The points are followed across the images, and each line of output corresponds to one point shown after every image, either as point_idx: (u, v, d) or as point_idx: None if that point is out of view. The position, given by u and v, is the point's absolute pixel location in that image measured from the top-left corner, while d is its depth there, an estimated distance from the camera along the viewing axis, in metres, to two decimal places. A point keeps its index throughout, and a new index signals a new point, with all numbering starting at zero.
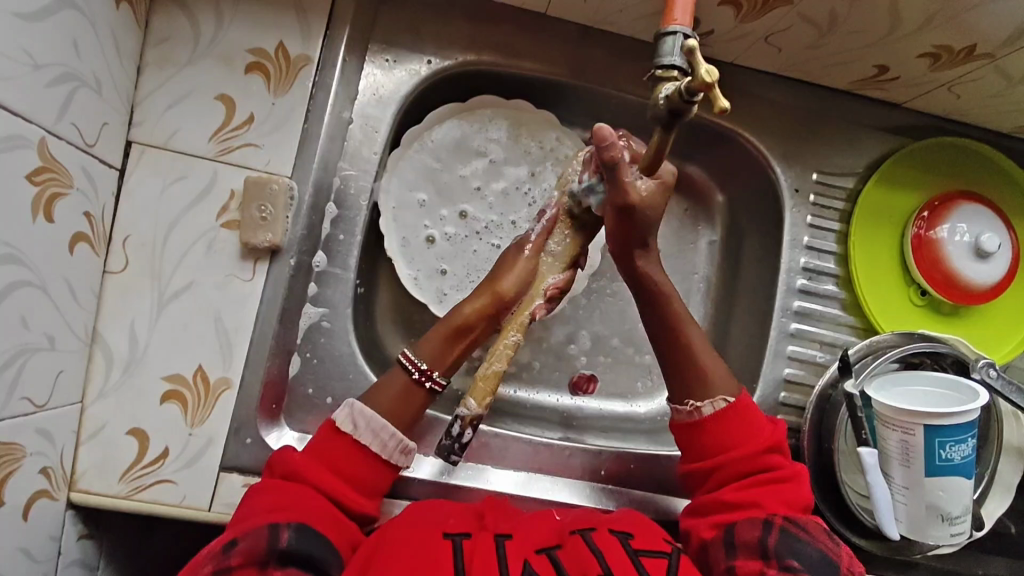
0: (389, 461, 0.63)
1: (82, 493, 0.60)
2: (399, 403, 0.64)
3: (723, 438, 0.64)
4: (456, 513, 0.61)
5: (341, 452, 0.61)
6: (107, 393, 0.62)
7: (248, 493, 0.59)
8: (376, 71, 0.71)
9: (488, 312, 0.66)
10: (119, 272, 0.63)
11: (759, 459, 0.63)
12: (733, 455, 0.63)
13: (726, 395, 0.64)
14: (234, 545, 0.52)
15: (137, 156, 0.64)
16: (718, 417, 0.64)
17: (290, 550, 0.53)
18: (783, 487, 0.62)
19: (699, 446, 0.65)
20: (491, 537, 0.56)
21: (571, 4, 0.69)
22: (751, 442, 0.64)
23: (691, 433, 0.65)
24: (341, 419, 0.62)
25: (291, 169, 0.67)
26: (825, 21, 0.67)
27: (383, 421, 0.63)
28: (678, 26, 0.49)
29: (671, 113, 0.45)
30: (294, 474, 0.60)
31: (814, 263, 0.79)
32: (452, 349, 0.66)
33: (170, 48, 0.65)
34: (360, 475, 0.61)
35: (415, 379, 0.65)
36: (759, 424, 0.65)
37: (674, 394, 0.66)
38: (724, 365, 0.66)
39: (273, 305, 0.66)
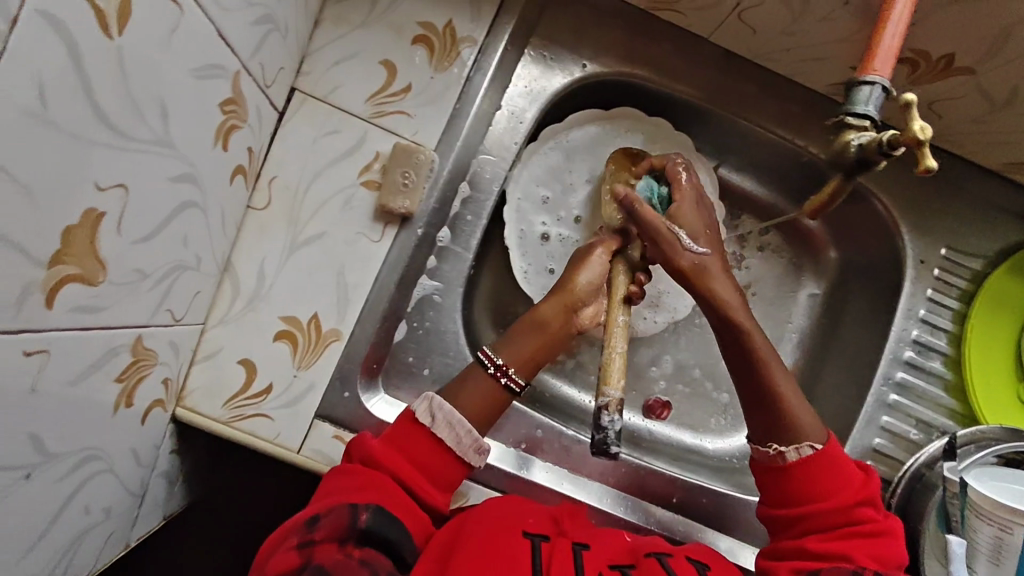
0: (462, 458, 0.62)
1: (187, 410, 0.63)
2: (476, 397, 0.64)
3: (807, 483, 0.61)
4: (533, 513, 0.62)
5: (418, 444, 0.61)
6: (228, 320, 0.64)
7: (331, 473, 0.60)
8: (531, 65, 0.73)
9: (569, 309, 0.68)
10: (260, 210, 0.65)
11: (848, 510, 0.59)
12: (822, 504, 0.60)
13: (813, 442, 0.61)
14: (318, 519, 0.54)
15: (297, 104, 0.66)
16: (804, 464, 0.61)
17: (368, 532, 0.54)
18: (873, 541, 0.58)
19: (777, 488, 0.62)
20: (570, 546, 0.57)
21: (739, 35, 0.69)
22: (841, 492, 0.60)
23: (775, 478, 0.62)
24: (420, 410, 0.62)
25: (435, 143, 0.68)
26: (1004, 95, 0.64)
27: (460, 416, 0.62)
28: (877, 76, 0.48)
29: (860, 161, 0.47)
30: (373, 461, 0.60)
31: (925, 337, 0.77)
32: (531, 351, 0.67)
33: (347, 8, 0.67)
34: (434, 466, 0.61)
35: (490, 374, 0.65)
36: (850, 474, 0.61)
37: (754, 434, 0.64)
38: (810, 413, 0.63)
39: (395, 269, 0.68)
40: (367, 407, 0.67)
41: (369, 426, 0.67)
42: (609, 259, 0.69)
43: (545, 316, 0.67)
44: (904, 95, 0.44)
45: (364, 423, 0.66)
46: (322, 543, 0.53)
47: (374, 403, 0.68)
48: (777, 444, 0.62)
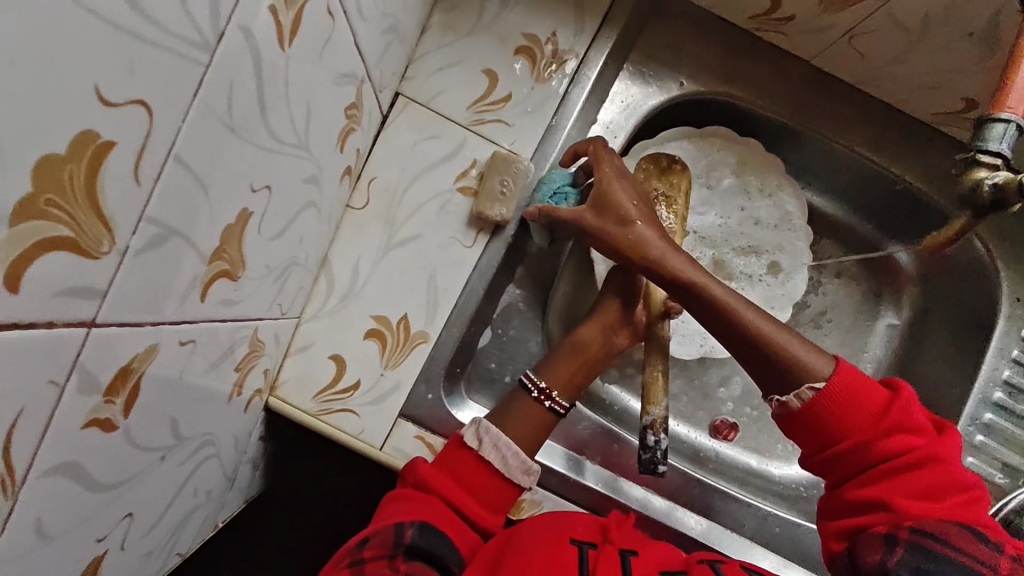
0: (510, 478, 0.63)
1: (279, 400, 0.65)
2: (520, 420, 0.65)
3: (824, 429, 0.55)
4: (582, 521, 0.62)
5: (465, 465, 0.62)
6: (322, 314, 0.66)
7: (385, 499, 0.62)
8: (628, 81, 0.73)
9: (605, 330, 0.70)
10: (359, 210, 0.67)
11: (876, 450, 0.53)
12: (847, 451, 0.54)
13: (813, 383, 0.55)
14: (367, 540, 0.56)
15: (400, 107, 0.68)
16: (813, 407, 0.54)
17: (413, 546, 0.56)
18: (914, 480, 0.52)
19: (799, 436, 0.57)
20: (617, 553, 0.57)
21: (845, 60, 0.68)
22: (864, 431, 0.54)
23: (795, 430, 0.57)
24: (467, 434, 0.64)
25: (531, 153, 0.69)
26: None
27: (507, 439, 0.63)
28: (1011, 114, 0.47)
29: (994, 200, 0.47)
30: (422, 483, 0.62)
31: (1018, 379, 0.74)
32: (572, 375, 0.68)
33: (455, 16, 0.69)
34: (483, 487, 0.62)
35: (535, 398, 0.66)
36: (867, 404, 0.54)
37: (764, 387, 0.58)
38: (805, 345, 0.56)
39: (484, 276, 0.69)
40: (453, 411, 0.69)
41: (451, 428, 0.68)
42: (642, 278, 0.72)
43: (581, 343, 0.69)
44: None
45: (445, 424, 0.68)
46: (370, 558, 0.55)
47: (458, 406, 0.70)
48: (781, 394, 0.56)
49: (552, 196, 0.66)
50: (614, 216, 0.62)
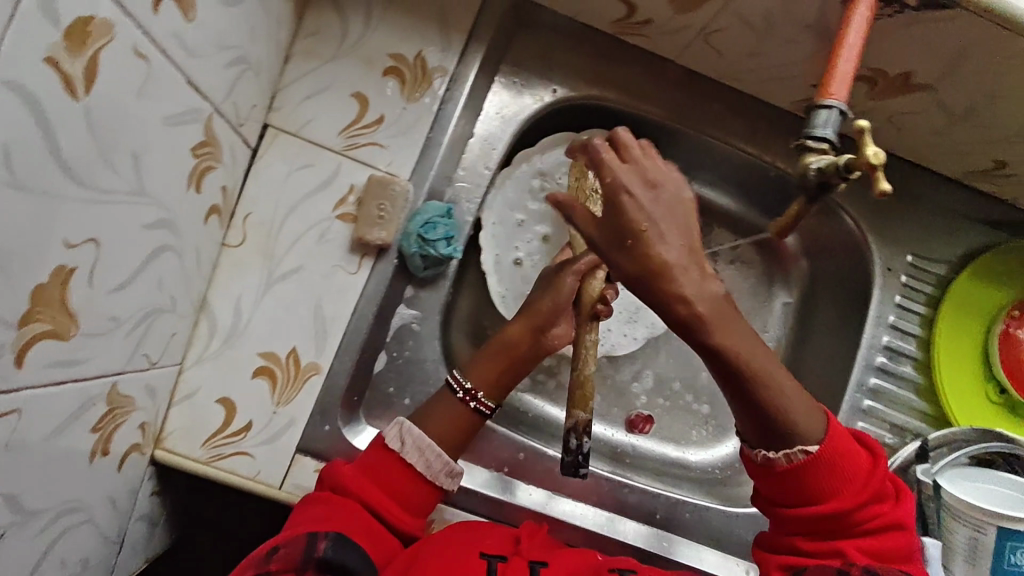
0: (434, 482, 0.63)
1: (166, 452, 0.62)
2: (446, 420, 0.65)
3: (800, 487, 0.54)
4: (493, 535, 0.61)
5: (388, 468, 0.62)
6: (204, 358, 0.64)
7: (301, 502, 0.61)
8: (503, 92, 0.74)
9: (532, 330, 0.69)
10: (235, 247, 0.65)
11: (852, 514, 0.54)
12: (816, 506, 0.54)
13: (806, 446, 0.52)
14: (277, 550, 0.54)
15: (269, 139, 0.66)
16: (802, 467, 0.53)
17: (327, 560, 0.54)
18: (871, 537, 0.54)
19: (768, 485, 0.55)
20: (526, 566, 0.56)
21: (707, 58, 0.70)
22: (847, 491, 0.54)
23: (769, 481, 0.55)
24: (390, 436, 0.63)
25: (409, 174, 0.68)
26: (961, 111, 0.63)
27: (429, 440, 0.63)
28: (835, 101, 0.50)
29: (821, 182, 0.48)
30: (341, 486, 0.61)
31: (895, 343, 0.79)
32: (500, 373, 0.68)
33: (317, 43, 0.67)
34: (404, 490, 0.62)
35: (460, 398, 0.66)
36: (854, 467, 0.54)
37: (749, 437, 0.54)
38: (802, 406, 0.52)
39: (372, 301, 0.68)
40: (348, 437, 0.67)
41: (352, 458, 0.66)
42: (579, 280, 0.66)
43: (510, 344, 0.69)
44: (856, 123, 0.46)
45: (346, 455, 0.66)
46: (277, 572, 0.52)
47: (356, 433, 0.68)
48: (769, 449, 0.54)
49: (422, 226, 0.67)
50: (622, 232, 0.42)
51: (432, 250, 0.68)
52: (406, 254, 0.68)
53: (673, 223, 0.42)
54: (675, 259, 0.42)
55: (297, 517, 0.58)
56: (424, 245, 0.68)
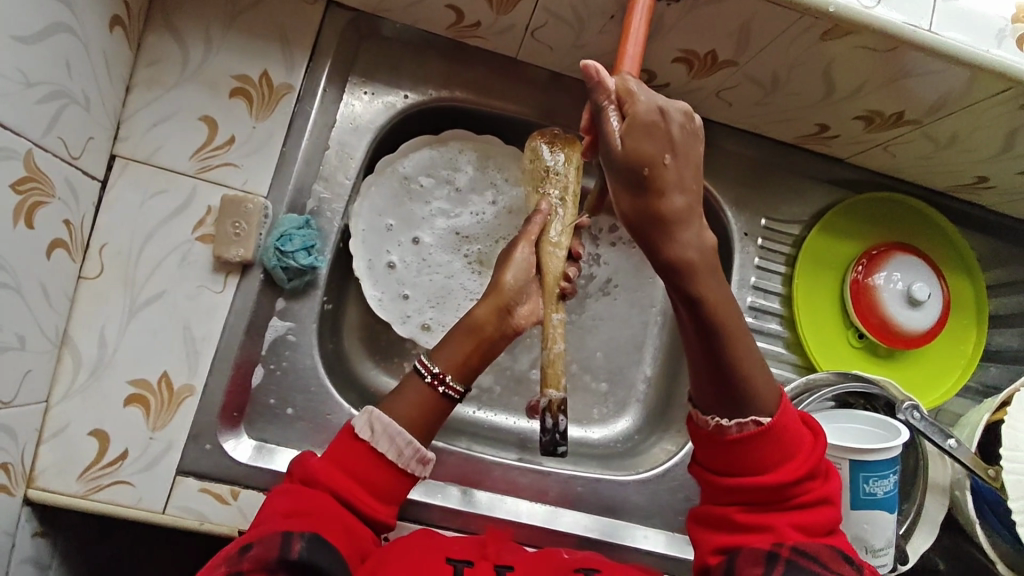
0: (406, 470, 0.63)
1: (40, 491, 0.62)
2: (416, 405, 0.65)
3: (744, 459, 0.56)
4: (459, 543, 0.63)
5: (358, 458, 0.61)
6: (72, 393, 0.64)
7: (271, 496, 0.60)
8: (355, 102, 0.76)
9: (499, 310, 0.68)
10: (93, 278, 0.65)
11: (788, 488, 0.55)
12: (754, 479, 0.55)
13: (758, 417, 0.56)
14: (248, 550, 0.52)
15: (119, 169, 0.67)
16: (749, 440, 0.55)
17: (301, 563, 0.52)
18: (804, 511, 0.56)
19: (714, 454, 0.58)
20: (492, 569, 0.59)
21: (542, 53, 0.74)
22: (788, 467, 0.56)
23: (718, 450, 0.57)
24: (359, 425, 0.63)
25: (266, 190, 0.70)
26: (769, 81, 0.69)
27: (399, 428, 0.62)
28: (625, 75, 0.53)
29: None
30: (313, 480, 0.60)
31: (759, 302, 0.84)
32: (466, 355, 0.67)
33: (159, 71, 0.68)
34: (376, 480, 0.61)
35: (428, 383, 0.65)
36: (794, 445, 0.56)
37: (702, 401, 0.58)
38: (767, 380, 0.56)
39: (241, 317, 0.69)
40: (229, 452, 0.68)
41: (236, 473, 0.67)
42: (533, 249, 0.70)
43: (480, 322, 0.68)
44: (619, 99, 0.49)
45: (229, 471, 0.67)
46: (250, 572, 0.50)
47: (238, 448, 0.69)
48: (722, 416, 0.57)
49: (278, 239, 0.69)
50: (639, 161, 0.46)
51: (293, 262, 0.69)
52: (268, 269, 0.70)
53: (687, 167, 0.48)
54: (677, 207, 0.48)
55: (270, 508, 0.58)
56: (283, 259, 0.69)
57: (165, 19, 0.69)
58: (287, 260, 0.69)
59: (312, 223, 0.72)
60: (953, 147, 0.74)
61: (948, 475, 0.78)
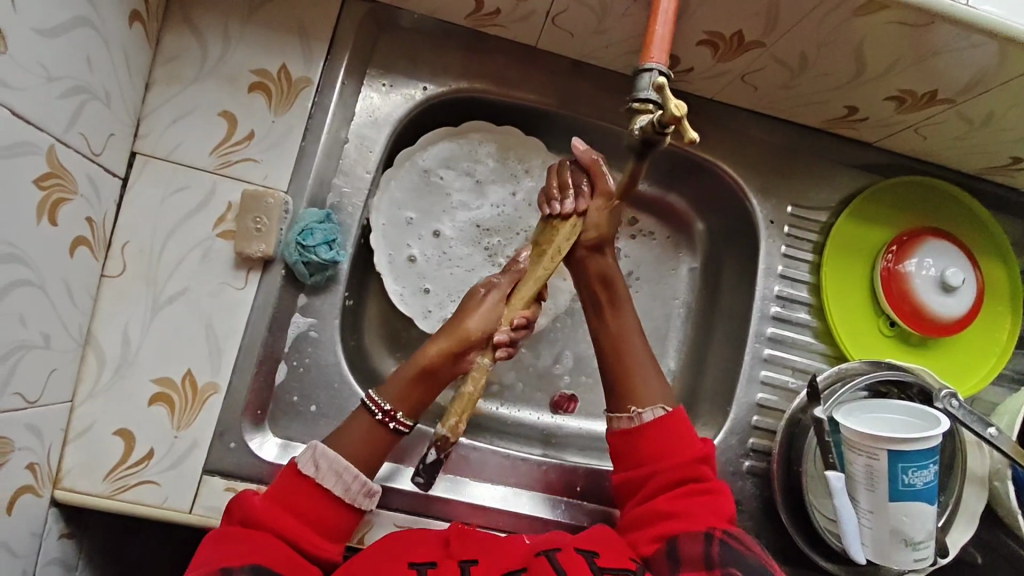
0: (352, 504, 0.63)
1: (66, 491, 0.62)
2: (363, 441, 0.65)
3: (655, 447, 0.67)
4: (423, 542, 0.62)
5: (300, 493, 0.61)
6: (97, 393, 0.64)
7: (204, 542, 0.58)
8: (373, 94, 0.75)
9: (453, 352, 0.68)
10: (115, 277, 0.65)
11: (697, 469, 0.65)
12: (669, 465, 0.65)
13: (663, 405, 0.68)
14: None
15: (140, 166, 0.66)
16: (656, 424, 0.67)
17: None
18: (714, 495, 0.64)
19: (630, 451, 0.68)
20: (456, 567, 0.57)
21: (563, 40, 0.73)
22: (696, 449, 0.66)
23: (630, 439, 0.68)
24: (302, 462, 0.62)
25: (286, 185, 0.69)
26: (797, 62, 0.68)
27: (345, 463, 0.63)
28: (654, 63, 0.52)
29: (645, 143, 0.51)
30: (253, 520, 0.59)
31: (787, 291, 0.82)
32: (418, 390, 0.68)
33: (178, 66, 0.68)
34: (320, 514, 0.61)
35: (379, 419, 0.66)
36: (697, 438, 0.67)
37: (614, 403, 0.70)
38: (660, 381, 0.70)
39: (264, 313, 0.68)
40: (254, 451, 0.67)
41: (262, 470, 0.67)
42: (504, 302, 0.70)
43: (436, 360, 0.68)
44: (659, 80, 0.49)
45: (255, 469, 0.67)
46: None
47: (263, 446, 0.68)
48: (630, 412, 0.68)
49: (299, 234, 0.69)
50: None
51: (315, 257, 0.68)
52: (290, 264, 0.69)
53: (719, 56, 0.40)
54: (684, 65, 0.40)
55: (207, 555, 0.56)
56: (305, 253, 0.68)
57: (183, 14, 0.68)
58: (309, 256, 0.68)
59: (333, 218, 0.72)
60: (987, 127, 0.72)
61: (988, 465, 0.76)
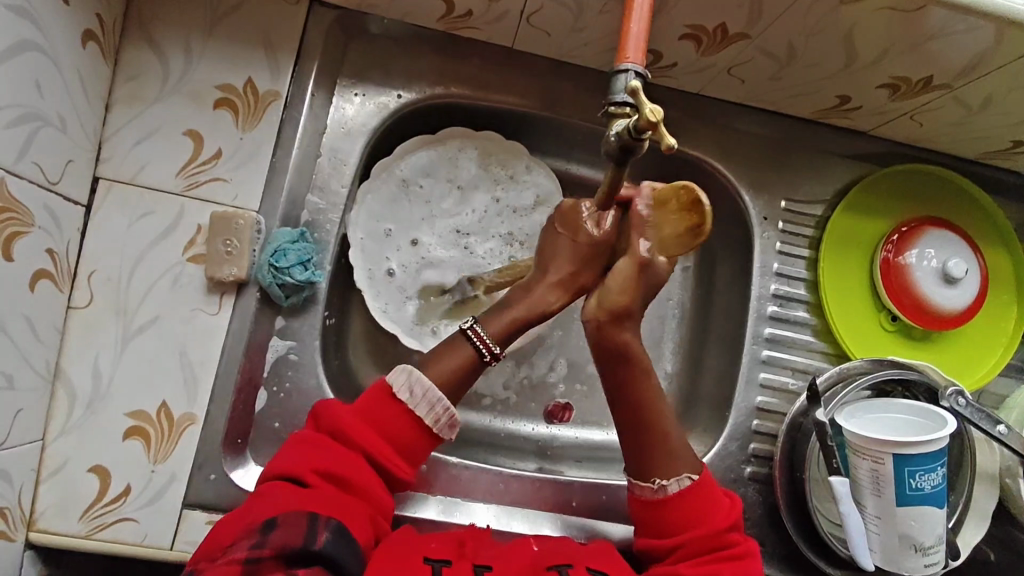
0: (437, 434, 0.60)
1: (42, 532, 0.60)
2: (454, 373, 0.61)
3: (682, 515, 0.61)
4: (436, 539, 0.59)
5: (391, 419, 0.59)
6: (70, 429, 0.61)
7: (297, 441, 0.58)
8: (345, 104, 0.72)
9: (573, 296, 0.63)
10: (83, 308, 0.62)
11: (723, 539, 0.60)
12: (698, 532, 0.60)
13: (691, 472, 0.62)
14: (270, 535, 0.49)
15: (104, 192, 0.64)
16: (683, 495, 0.61)
17: (323, 556, 0.50)
18: (744, 564, 0.59)
19: (656, 520, 0.62)
20: (471, 568, 0.54)
21: (540, 40, 0.70)
22: (720, 519, 0.61)
23: (653, 506, 0.62)
24: (398, 385, 0.60)
25: (257, 204, 0.67)
26: (786, 53, 0.65)
27: (439, 393, 0.59)
28: (631, 64, 0.49)
29: (622, 149, 0.48)
30: (342, 435, 0.58)
31: (784, 289, 0.79)
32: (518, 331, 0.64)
33: (139, 85, 0.65)
34: (408, 440, 0.59)
35: (481, 357, 0.62)
36: (720, 509, 0.62)
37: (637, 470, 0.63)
38: (687, 442, 0.64)
39: (240, 339, 0.66)
40: (236, 482, 0.65)
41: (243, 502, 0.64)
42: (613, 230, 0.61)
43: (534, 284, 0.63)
44: (631, 83, 0.46)
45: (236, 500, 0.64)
46: (270, 560, 0.48)
47: (246, 477, 0.66)
48: (661, 478, 0.62)
49: (272, 255, 0.66)
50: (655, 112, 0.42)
51: (291, 279, 0.66)
52: (265, 287, 0.67)
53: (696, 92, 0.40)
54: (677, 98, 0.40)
55: (296, 458, 0.57)
56: (278, 275, 0.66)
57: (141, 30, 0.65)
58: (282, 278, 0.66)
59: (307, 236, 0.69)
60: (987, 111, 0.69)
61: (998, 462, 0.74)
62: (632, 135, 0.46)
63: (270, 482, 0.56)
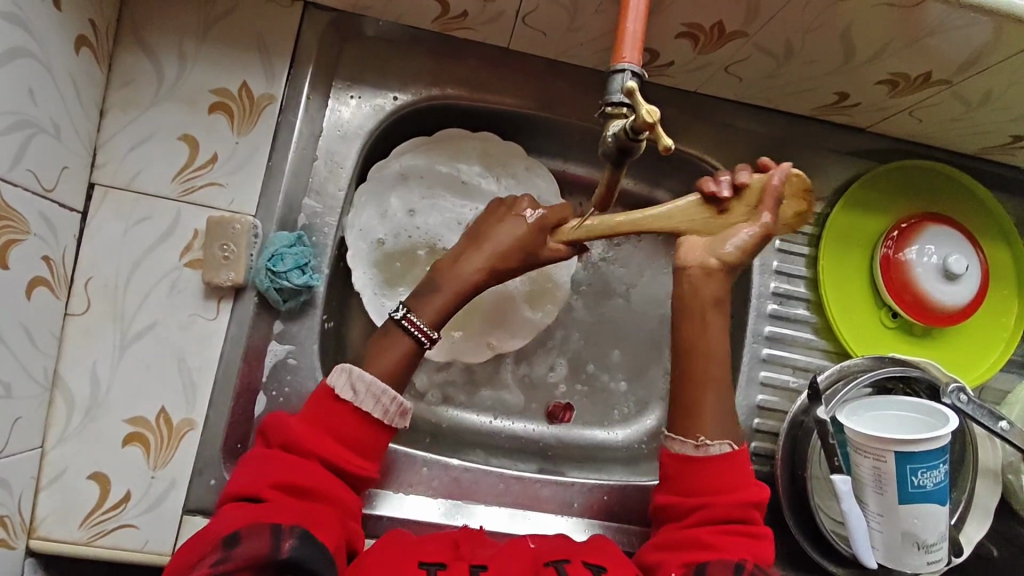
0: (388, 424, 0.61)
1: (42, 540, 0.60)
2: (396, 366, 0.62)
3: (713, 478, 0.61)
4: (433, 541, 0.59)
5: (341, 419, 0.59)
6: (69, 436, 0.61)
7: (249, 460, 0.58)
8: (341, 107, 0.72)
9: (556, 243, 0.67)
10: (80, 314, 0.62)
11: (743, 511, 0.60)
12: (722, 499, 0.60)
13: (731, 441, 0.62)
14: (235, 547, 0.49)
15: (100, 198, 0.64)
16: (721, 459, 0.61)
17: (292, 562, 0.49)
18: (754, 541, 0.59)
19: (685, 477, 0.62)
20: (467, 569, 0.54)
21: (536, 40, 0.70)
22: (749, 491, 0.61)
23: (685, 465, 0.62)
24: (339, 384, 0.60)
25: (254, 208, 0.66)
26: (783, 50, 0.64)
27: (384, 385, 0.60)
28: (627, 64, 0.49)
29: (619, 149, 0.48)
30: (294, 445, 0.58)
31: (784, 287, 0.79)
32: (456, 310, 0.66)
33: (134, 91, 0.65)
34: (360, 439, 0.59)
35: (420, 343, 0.64)
36: (750, 481, 0.61)
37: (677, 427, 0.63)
38: (722, 414, 0.63)
39: (237, 344, 0.66)
40: None
41: None
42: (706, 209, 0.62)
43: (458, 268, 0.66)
44: (628, 83, 0.46)
45: None
46: (238, 572, 0.47)
47: None
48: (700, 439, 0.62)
49: (269, 259, 0.66)
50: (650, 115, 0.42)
51: (290, 283, 0.66)
52: (262, 291, 0.66)
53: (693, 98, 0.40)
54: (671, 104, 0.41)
55: (253, 478, 0.56)
56: (275, 280, 0.66)
57: (135, 34, 0.65)
58: (281, 282, 0.66)
59: (304, 239, 0.69)
60: (986, 106, 0.69)
61: (1000, 458, 0.74)
62: (627, 136, 0.46)
63: (227, 505, 0.55)
